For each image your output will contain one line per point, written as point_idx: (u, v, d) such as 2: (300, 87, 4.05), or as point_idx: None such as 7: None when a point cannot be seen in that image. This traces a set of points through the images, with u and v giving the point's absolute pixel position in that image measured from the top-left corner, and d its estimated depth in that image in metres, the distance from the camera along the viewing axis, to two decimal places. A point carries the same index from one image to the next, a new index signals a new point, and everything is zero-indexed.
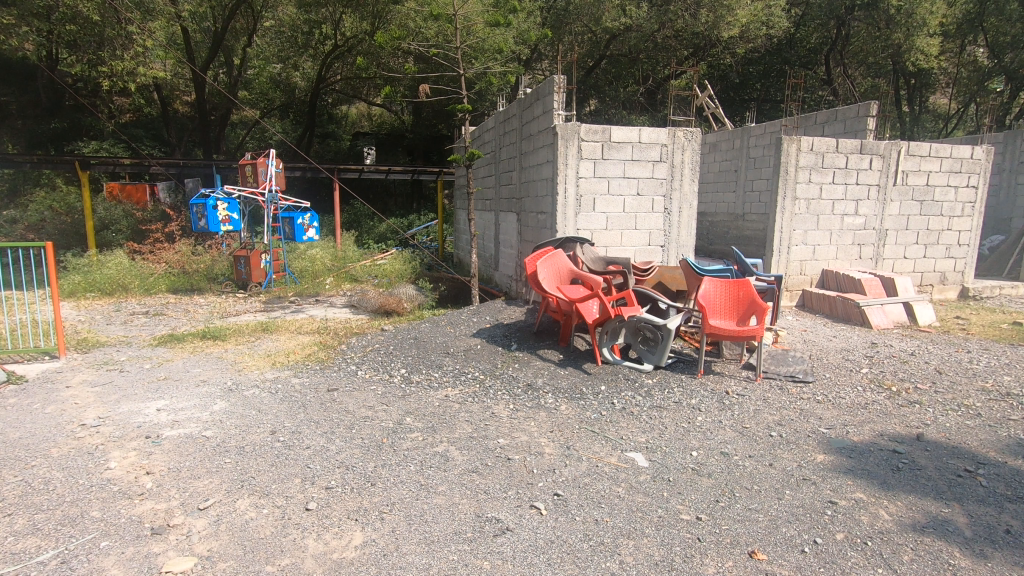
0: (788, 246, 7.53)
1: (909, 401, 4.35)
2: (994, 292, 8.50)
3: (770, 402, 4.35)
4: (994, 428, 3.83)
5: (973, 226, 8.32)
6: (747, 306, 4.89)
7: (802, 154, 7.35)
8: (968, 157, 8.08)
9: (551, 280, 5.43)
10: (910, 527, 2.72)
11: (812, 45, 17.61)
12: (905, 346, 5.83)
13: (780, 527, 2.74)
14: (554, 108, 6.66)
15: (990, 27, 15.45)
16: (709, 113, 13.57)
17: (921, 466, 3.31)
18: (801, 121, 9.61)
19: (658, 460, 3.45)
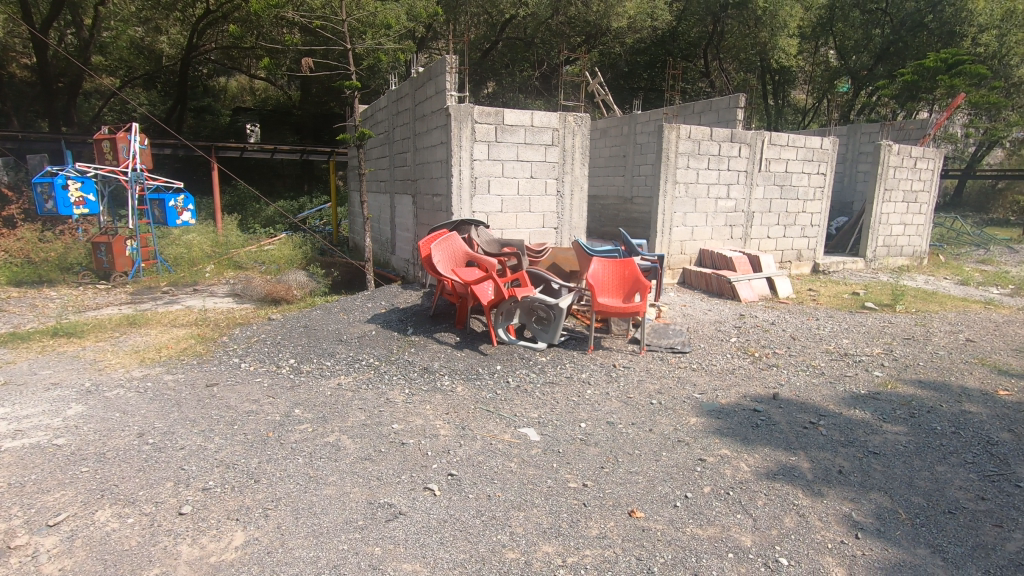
0: (670, 227, 8.05)
1: (768, 365, 4.90)
2: (839, 267, 9.71)
3: (652, 372, 4.69)
4: (834, 384, 4.40)
5: (823, 209, 9.40)
6: (632, 284, 5.21)
7: (681, 141, 7.86)
8: (819, 146, 9.08)
9: (446, 263, 5.39)
10: (764, 475, 3.07)
11: (692, 39, 18.63)
12: (767, 316, 6.51)
13: (657, 486, 2.97)
14: (446, 89, 6.57)
15: (838, 32, 17.75)
16: (597, 100, 14.03)
17: (776, 421, 3.73)
18: (681, 110, 10.26)
19: (550, 434, 3.59)
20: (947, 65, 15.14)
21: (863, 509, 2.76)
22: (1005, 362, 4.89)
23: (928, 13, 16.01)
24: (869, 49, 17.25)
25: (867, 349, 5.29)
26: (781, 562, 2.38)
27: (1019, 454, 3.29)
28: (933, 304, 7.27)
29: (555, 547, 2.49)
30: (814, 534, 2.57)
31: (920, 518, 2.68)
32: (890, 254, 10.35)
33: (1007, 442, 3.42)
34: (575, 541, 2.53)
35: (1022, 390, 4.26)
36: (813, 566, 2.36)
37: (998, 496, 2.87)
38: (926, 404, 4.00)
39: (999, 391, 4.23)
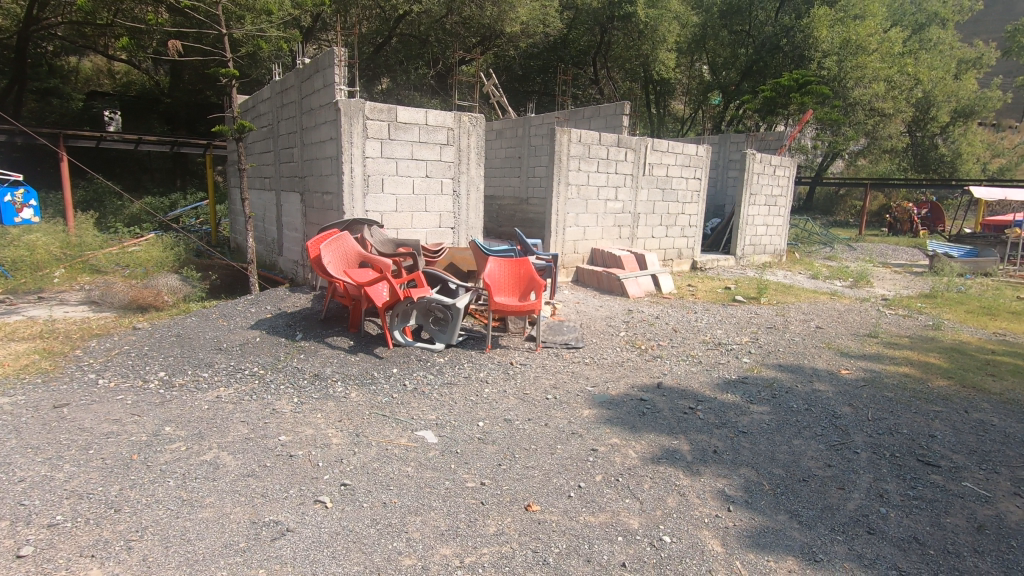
0: (564, 227, 8.33)
1: (653, 356, 5.23)
2: (714, 264, 10.62)
3: (548, 368, 4.82)
4: (710, 371, 4.81)
5: (699, 211, 10.22)
6: (527, 283, 5.32)
7: (572, 145, 8.15)
8: (695, 153, 9.86)
9: (337, 264, 5.15)
10: (650, 460, 3.27)
11: (582, 47, 19.37)
12: (652, 311, 6.96)
13: (552, 478, 3.05)
14: (335, 83, 6.29)
15: (710, 49, 19.93)
16: (493, 102, 14.16)
17: (660, 408, 4.00)
18: (572, 114, 10.66)
19: (447, 435, 3.56)
20: (797, 85, 17.10)
21: (734, 484, 3.03)
22: (846, 345, 5.61)
23: (783, 37, 17.81)
24: (735, 66, 19.36)
25: (737, 338, 5.82)
26: (665, 540, 2.55)
27: (857, 424, 3.79)
28: (790, 296, 8.17)
29: (452, 548, 2.47)
30: (693, 511, 2.78)
31: (780, 487, 3.00)
32: (755, 252, 11.50)
33: (849, 415, 3.93)
34: (472, 541, 2.52)
35: (860, 369, 4.91)
36: (693, 540, 2.55)
37: (841, 462, 3.29)
38: (785, 385, 4.49)
39: (842, 370, 4.85)
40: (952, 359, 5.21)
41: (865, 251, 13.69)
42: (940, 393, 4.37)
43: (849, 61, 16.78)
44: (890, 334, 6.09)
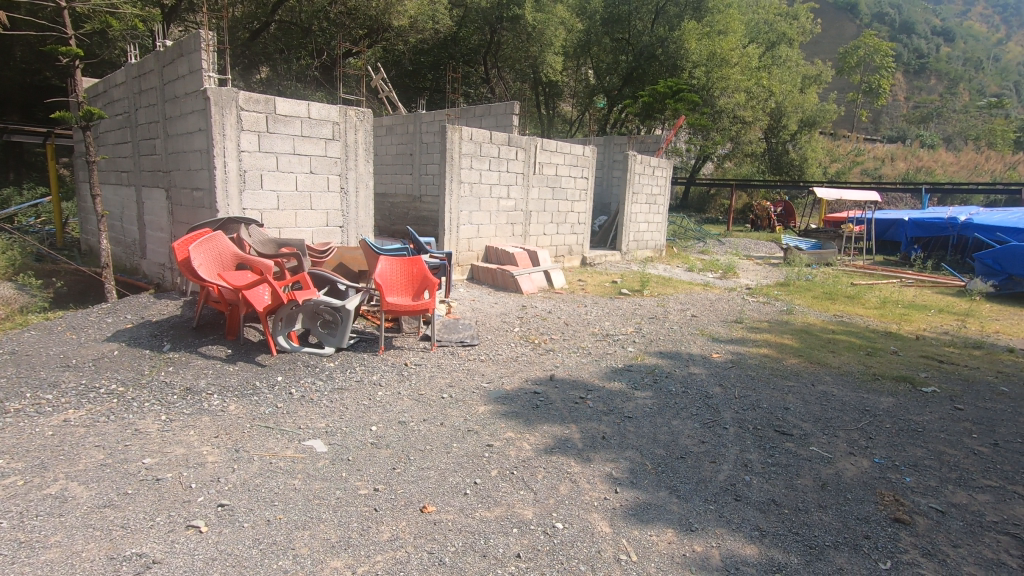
0: (457, 225, 8.32)
1: (546, 349, 5.39)
2: (601, 259, 11.16)
3: (443, 367, 4.79)
4: (598, 361, 5.05)
5: (587, 209, 10.67)
6: (420, 282, 5.24)
7: (463, 143, 8.14)
8: (582, 154, 10.26)
9: (210, 267, 4.72)
10: (544, 451, 3.37)
11: (472, 46, 19.38)
12: (545, 306, 7.17)
13: (448, 478, 3.04)
14: (202, 69, 5.76)
15: (595, 54, 20.74)
16: (381, 96, 13.71)
17: (552, 400, 4.13)
18: (462, 112, 10.64)
19: (337, 442, 3.42)
20: (671, 92, 18.46)
21: (620, 467, 3.20)
22: (717, 331, 6.16)
23: (658, 47, 19.31)
24: (617, 71, 20.41)
25: (623, 329, 6.17)
26: (557, 527, 2.64)
27: (726, 402, 4.19)
28: (669, 287, 8.82)
29: (344, 560, 2.38)
30: (583, 496, 2.90)
31: (661, 466, 3.22)
32: (638, 247, 12.26)
33: (719, 395, 4.32)
34: (365, 550, 2.44)
35: (728, 352, 5.42)
36: (583, 524, 2.67)
37: (712, 438, 3.60)
38: (665, 370, 4.84)
39: (713, 354, 5.33)
40: (802, 340, 5.91)
41: (731, 245, 15.11)
42: (792, 369, 4.95)
43: (715, 72, 18.40)
44: (752, 320, 6.78)
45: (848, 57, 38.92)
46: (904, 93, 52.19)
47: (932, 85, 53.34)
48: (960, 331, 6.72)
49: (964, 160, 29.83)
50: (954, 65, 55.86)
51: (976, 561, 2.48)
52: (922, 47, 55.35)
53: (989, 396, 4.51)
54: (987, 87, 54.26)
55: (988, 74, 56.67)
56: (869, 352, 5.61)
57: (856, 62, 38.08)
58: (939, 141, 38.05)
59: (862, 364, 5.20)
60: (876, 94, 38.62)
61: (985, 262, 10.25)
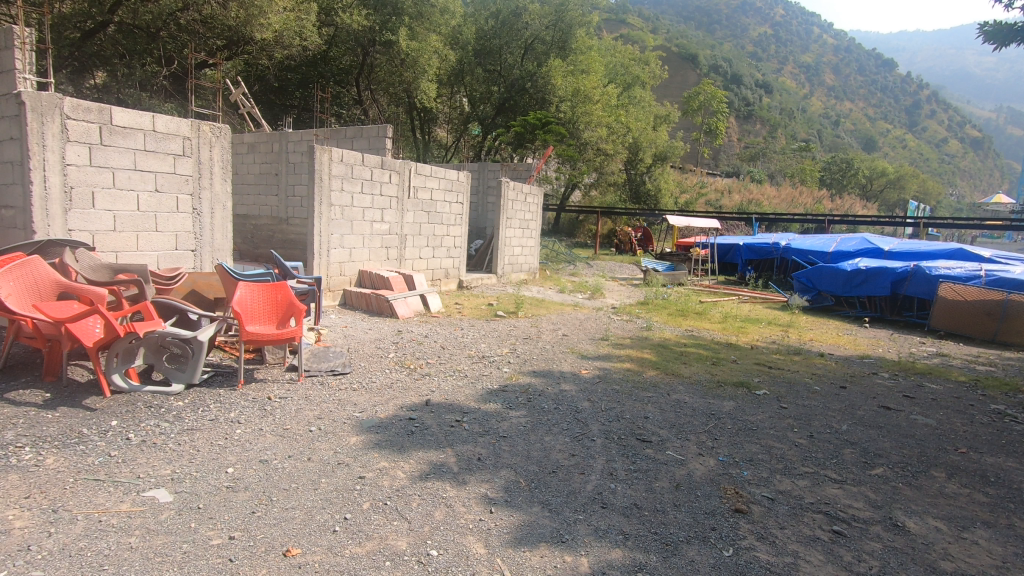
0: (327, 249, 7.97)
1: (421, 374, 5.33)
2: (478, 282, 11.36)
3: (311, 399, 4.52)
4: (474, 383, 5.10)
5: (462, 233, 10.82)
6: (286, 309, 4.92)
7: (334, 164, 7.87)
8: (456, 179, 10.42)
9: (21, 297, 3.98)
10: (419, 477, 3.31)
11: (344, 66, 18.88)
12: (421, 330, 7.11)
13: (315, 516, 2.86)
14: (16, 69, 4.97)
15: (468, 83, 21.29)
16: (242, 112, 12.77)
17: (427, 425, 4.08)
18: (332, 133, 10.33)
19: (186, 490, 3.07)
20: (541, 124, 19.56)
21: (495, 486, 3.25)
22: (585, 348, 6.54)
23: (528, 81, 20.67)
24: (490, 100, 21.25)
25: (498, 350, 6.31)
26: (432, 554, 2.59)
27: (594, 415, 4.44)
28: (542, 309, 9.20)
29: None
30: (458, 519, 2.89)
31: (534, 482, 3.32)
32: (513, 270, 12.65)
33: (587, 408, 4.58)
34: None
35: (595, 368, 5.76)
36: (458, 548, 2.65)
37: (582, 450, 3.79)
38: (538, 389, 5.01)
39: (582, 370, 5.63)
40: (659, 353, 6.47)
41: (598, 268, 16.17)
42: (651, 381, 5.39)
43: (579, 107, 19.77)
44: (617, 336, 7.29)
45: (691, 100, 43.88)
46: (736, 134, 60.09)
47: (757, 129, 62.20)
48: (784, 340, 7.79)
49: (784, 194, 34.94)
50: (773, 113, 65.53)
51: (799, 539, 2.86)
52: (748, 96, 64.12)
53: (807, 394, 5.28)
54: (798, 133, 64.29)
55: (798, 123, 67.31)
56: (715, 361, 6.29)
57: (697, 106, 42.91)
58: (764, 177, 44.35)
59: (708, 372, 5.82)
60: (715, 134, 44.13)
61: (801, 281, 12.01)
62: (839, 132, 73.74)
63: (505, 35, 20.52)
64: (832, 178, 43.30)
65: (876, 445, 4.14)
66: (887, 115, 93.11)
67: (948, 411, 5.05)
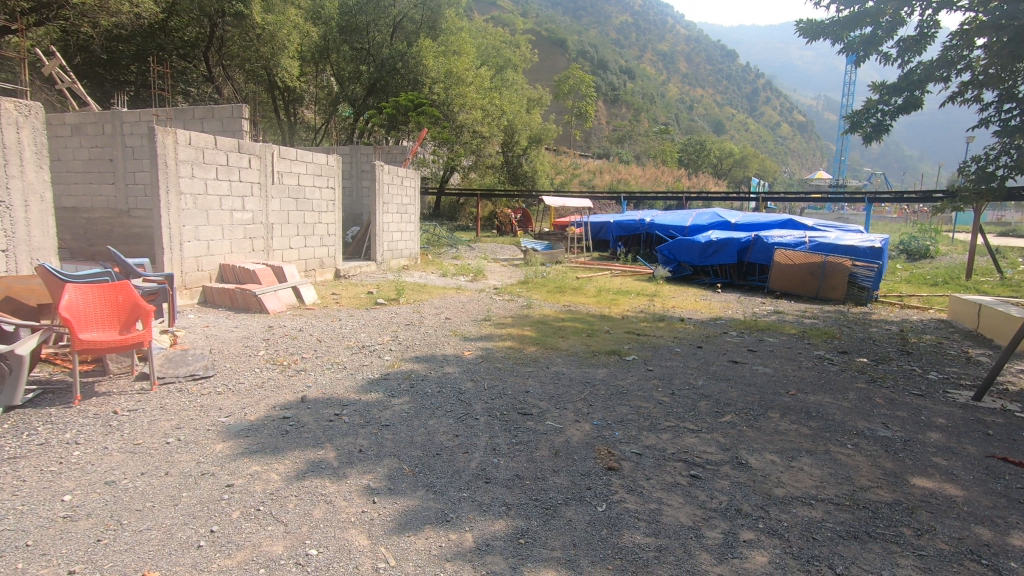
0: (180, 242, 7.18)
1: (296, 370, 5.05)
2: (356, 270, 10.94)
3: (168, 408, 4.10)
4: (354, 375, 4.94)
5: (336, 219, 10.32)
6: (130, 311, 4.37)
7: (181, 148, 7.08)
8: (325, 162, 9.89)
9: None
10: (295, 477, 3.15)
11: (189, 38, 16.97)
12: (295, 324, 6.71)
13: (175, 534, 2.62)
14: None
15: (335, 61, 20.20)
16: (60, 88, 11.00)
17: (304, 423, 3.88)
18: (177, 113, 9.28)
19: (9, 527, 2.64)
20: (413, 106, 19.19)
21: (378, 476, 3.19)
22: (467, 330, 6.60)
23: (399, 61, 19.98)
24: (359, 80, 20.38)
25: (379, 339, 6.16)
26: (310, 554, 2.49)
27: (476, 394, 4.52)
28: (424, 294, 9.10)
29: None
30: (339, 515, 2.81)
31: (417, 466, 3.31)
32: (393, 256, 12.33)
33: (470, 388, 4.65)
34: None
35: (478, 348, 5.85)
36: (339, 543, 2.58)
37: (465, 430, 3.85)
38: (421, 374, 4.99)
39: (465, 352, 5.68)
40: (539, 329, 6.72)
41: (480, 250, 16.31)
42: (531, 356, 5.58)
43: (452, 89, 19.67)
44: (498, 316, 7.45)
45: (562, 84, 45.33)
46: (605, 117, 63.34)
47: (623, 113, 66.07)
48: (650, 308, 8.46)
49: (648, 174, 37.58)
50: (636, 97, 69.91)
51: (662, 486, 3.16)
52: (614, 81, 67.82)
53: (669, 356, 5.79)
54: (658, 117, 69.31)
55: (658, 107, 72.56)
56: (590, 333, 6.66)
57: (568, 90, 44.54)
58: (631, 159, 47.41)
59: (584, 344, 6.16)
60: (585, 117, 46.20)
61: (664, 254, 13.04)
62: (693, 116, 80.62)
63: (371, 11, 19.52)
64: (689, 159, 47.36)
65: (725, 395, 4.67)
66: (732, 100, 103.38)
67: (782, 360, 5.83)
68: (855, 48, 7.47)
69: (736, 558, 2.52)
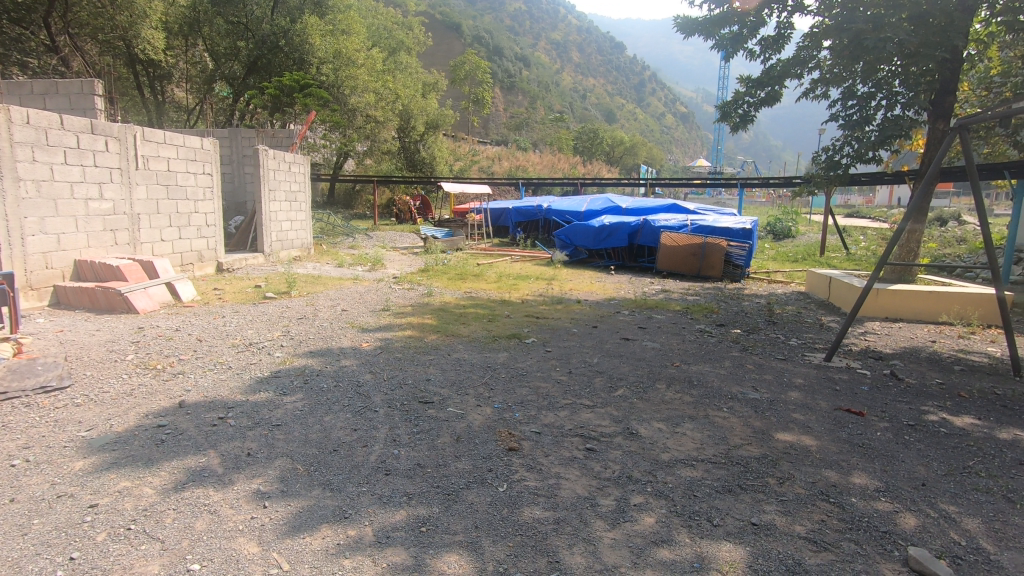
0: (21, 236, 6.23)
1: (172, 374, 4.61)
2: (241, 263, 10.18)
3: (12, 426, 3.57)
4: (241, 374, 4.61)
5: (215, 208, 9.50)
6: None
7: (17, 128, 6.12)
8: (199, 146, 9.05)
9: None
10: (172, 489, 2.89)
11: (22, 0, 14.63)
12: (170, 323, 6.12)
13: (25, 566, 2.30)
14: None
15: (207, 35, 18.42)
16: None
17: (182, 430, 3.56)
18: (10, 86, 8.01)
19: None
20: (298, 87, 18.08)
21: (269, 479, 3.02)
22: (365, 321, 6.39)
23: (281, 38, 18.44)
24: (237, 58, 18.84)
25: (268, 335, 5.79)
26: (193, 569, 2.31)
27: (375, 386, 4.40)
28: (317, 285, 8.68)
29: None
30: (225, 524, 2.62)
31: (313, 465, 3.17)
32: (282, 247, 11.60)
33: (369, 381, 4.52)
34: None
35: (376, 339, 5.69)
36: (225, 554, 2.41)
37: (363, 423, 3.74)
38: (315, 369, 4.77)
39: (363, 344, 5.50)
40: (440, 317, 6.67)
41: (378, 239, 15.82)
42: (432, 345, 5.53)
43: (342, 71, 18.81)
44: (398, 306, 7.28)
45: (458, 69, 44.68)
46: (502, 104, 63.70)
47: (519, 100, 66.85)
48: (548, 292, 8.69)
49: (545, 161, 38.44)
50: (531, 85, 70.99)
51: (560, 461, 3.29)
52: (509, 69, 68.36)
53: (567, 337, 6.01)
54: (553, 105, 70.92)
55: (553, 95, 74.21)
56: (490, 318, 6.73)
57: (464, 75, 44.21)
58: (529, 146, 48.20)
59: (485, 329, 6.21)
60: (482, 104, 46.16)
61: (561, 238, 13.44)
62: (586, 105, 83.34)
63: None
64: (583, 146, 49.05)
65: (618, 370, 4.94)
66: (621, 91, 108.10)
67: (668, 335, 6.27)
68: (724, 45, 8.10)
69: (627, 522, 2.69)
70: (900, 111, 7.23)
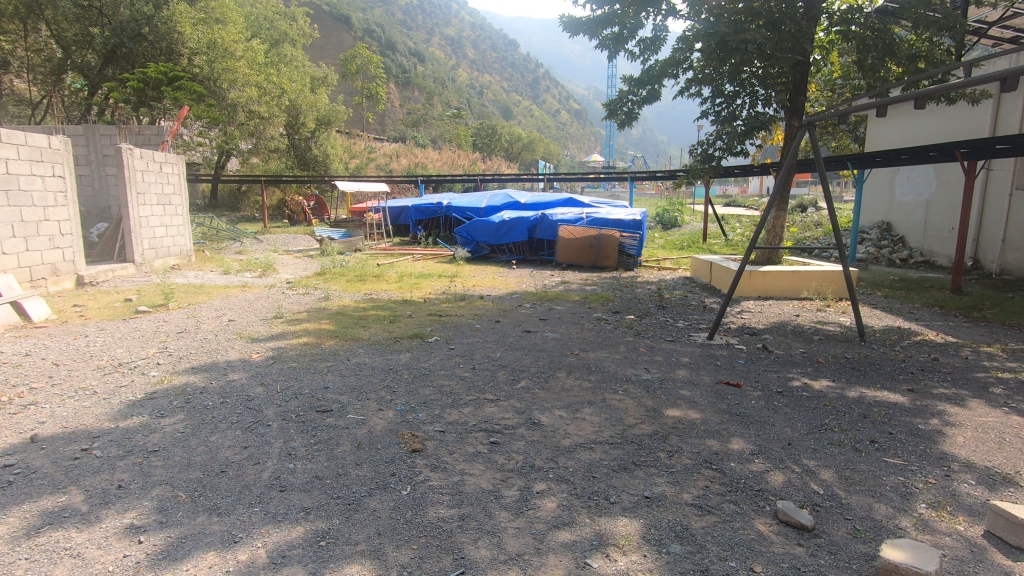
0: None
1: (21, 406, 4.03)
2: (107, 275, 9.15)
3: None
4: (108, 399, 4.14)
5: (71, 215, 8.40)
6: None
7: None
8: (46, 146, 7.95)
9: None
10: (24, 536, 2.54)
11: None
12: (18, 348, 5.34)
13: None
14: None
15: (50, 19, 16.01)
16: None
17: (36, 468, 3.14)
18: None
19: None
20: (166, 79, 16.58)
21: (145, 511, 2.75)
22: (255, 331, 6.00)
23: (143, 24, 16.57)
24: (92, 46, 16.66)
25: (142, 353, 5.26)
26: None
27: (268, 399, 4.15)
28: (200, 295, 8.01)
29: None
30: (91, 568, 2.34)
31: (197, 490, 2.93)
32: (157, 255, 10.56)
33: (260, 394, 4.25)
34: None
35: (268, 349, 5.36)
36: None
37: (255, 440, 3.51)
38: (198, 386, 4.39)
39: (253, 355, 5.15)
40: (338, 322, 6.42)
41: (269, 242, 14.87)
42: (330, 351, 5.31)
43: (219, 63, 17.62)
44: (292, 312, 6.89)
45: (349, 63, 42.97)
46: (397, 100, 62.31)
47: (415, 96, 65.77)
48: (451, 290, 8.65)
49: (444, 157, 38.18)
50: (427, 80, 70.11)
51: (464, 458, 3.30)
52: (403, 64, 67.00)
53: (470, 333, 6.03)
54: (451, 100, 70.52)
55: (450, 91, 73.83)
56: (392, 320, 6.58)
57: (355, 70, 42.69)
58: (427, 142, 47.61)
59: (386, 331, 6.06)
60: (377, 99, 44.84)
61: (462, 235, 13.40)
62: (483, 101, 83.73)
63: None
64: (482, 142, 49.29)
65: (520, 362, 5.05)
66: (516, 88, 109.80)
67: (568, 325, 6.49)
68: (607, 45, 8.49)
69: (530, 509, 2.76)
70: (761, 107, 8.08)
